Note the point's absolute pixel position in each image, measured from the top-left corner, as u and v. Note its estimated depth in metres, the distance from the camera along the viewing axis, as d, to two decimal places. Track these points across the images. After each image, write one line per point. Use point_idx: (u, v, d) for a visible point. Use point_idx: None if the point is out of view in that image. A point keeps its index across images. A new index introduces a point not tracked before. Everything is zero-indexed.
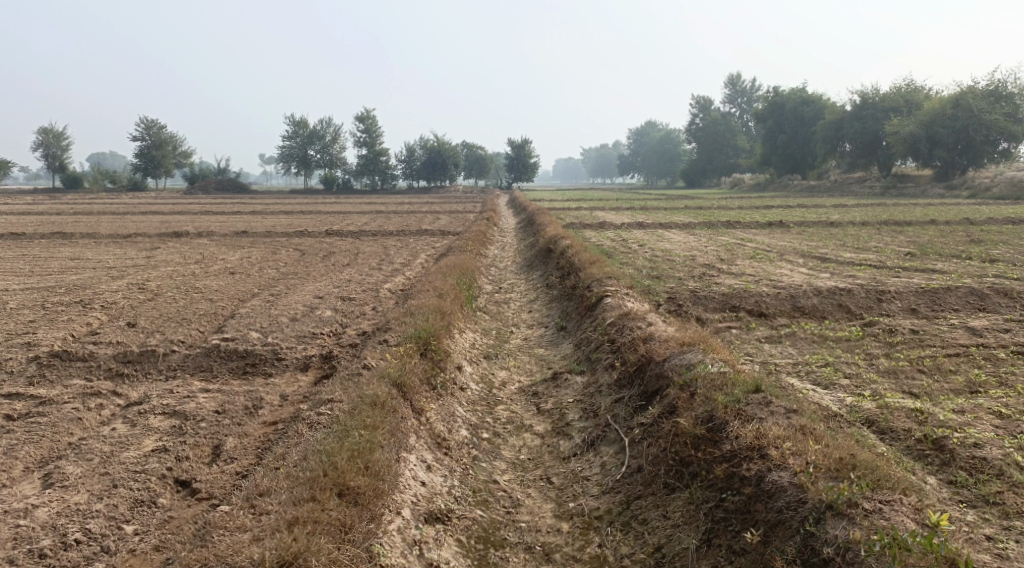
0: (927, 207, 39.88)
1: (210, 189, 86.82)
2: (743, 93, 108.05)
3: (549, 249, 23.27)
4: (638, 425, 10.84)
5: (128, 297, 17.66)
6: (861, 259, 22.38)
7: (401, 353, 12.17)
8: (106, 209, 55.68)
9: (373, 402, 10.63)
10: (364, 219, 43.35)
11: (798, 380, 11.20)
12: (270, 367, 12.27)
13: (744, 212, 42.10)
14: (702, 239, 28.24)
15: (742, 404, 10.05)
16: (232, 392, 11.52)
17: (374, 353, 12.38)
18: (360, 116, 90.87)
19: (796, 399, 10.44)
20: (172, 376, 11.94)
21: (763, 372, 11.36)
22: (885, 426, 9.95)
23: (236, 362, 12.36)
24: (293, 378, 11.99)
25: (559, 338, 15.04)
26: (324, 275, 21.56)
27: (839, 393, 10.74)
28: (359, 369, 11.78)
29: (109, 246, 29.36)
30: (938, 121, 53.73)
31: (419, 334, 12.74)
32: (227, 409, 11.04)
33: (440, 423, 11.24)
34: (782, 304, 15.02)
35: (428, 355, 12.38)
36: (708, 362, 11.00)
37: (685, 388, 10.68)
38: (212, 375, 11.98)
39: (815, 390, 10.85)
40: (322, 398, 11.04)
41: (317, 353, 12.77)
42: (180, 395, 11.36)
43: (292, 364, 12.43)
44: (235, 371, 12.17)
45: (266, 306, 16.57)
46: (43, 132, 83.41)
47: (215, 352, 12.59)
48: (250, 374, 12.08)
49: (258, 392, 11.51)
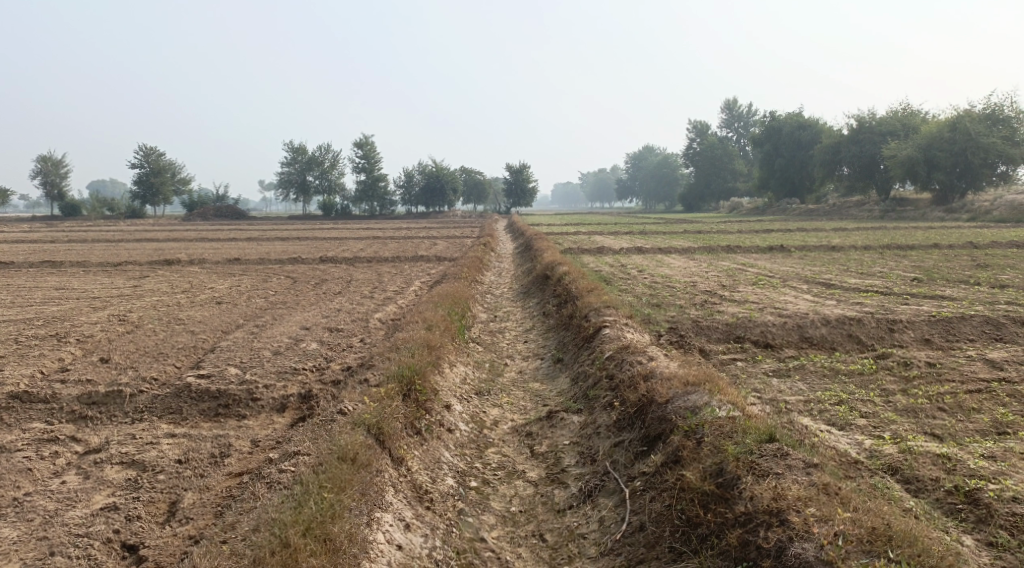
0: (928, 232, 39.28)
1: (208, 215, 86.35)
2: (740, 117, 107.95)
3: (546, 276, 22.60)
4: (639, 475, 10.11)
5: (107, 329, 16.96)
6: (867, 285, 21.70)
7: (385, 394, 11.45)
8: (101, 237, 55.20)
9: (345, 457, 9.85)
10: (360, 245, 42.72)
11: (812, 420, 10.47)
12: (243, 409, 11.53)
13: (743, 236, 41.51)
14: (703, 264, 27.60)
15: (756, 455, 9.29)
16: (200, 437, 10.77)
17: (355, 393, 11.64)
18: (359, 142, 90.64)
19: (813, 446, 9.72)
20: (138, 419, 11.22)
21: (774, 413, 10.64)
22: (910, 475, 9.23)
23: (208, 403, 11.63)
24: (269, 422, 11.27)
25: (555, 372, 14.31)
26: (314, 304, 20.88)
27: (857, 435, 10.02)
28: (336, 413, 11.03)
29: (97, 275, 28.66)
30: (935, 144, 53.26)
31: (403, 372, 12.00)
32: (191, 458, 10.29)
33: (423, 473, 10.52)
34: (789, 334, 14.29)
35: (412, 396, 11.65)
36: (714, 405, 10.29)
37: (690, 435, 9.96)
38: (181, 418, 11.26)
39: (830, 432, 10.13)
40: (289, 450, 10.26)
41: (295, 392, 12.03)
42: (143, 441, 10.64)
43: (268, 405, 11.69)
44: (206, 413, 11.43)
45: (249, 338, 15.86)
46: (42, 160, 83.16)
47: (186, 392, 11.85)
48: (223, 417, 11.35)
49: (228, 438, 10.76)
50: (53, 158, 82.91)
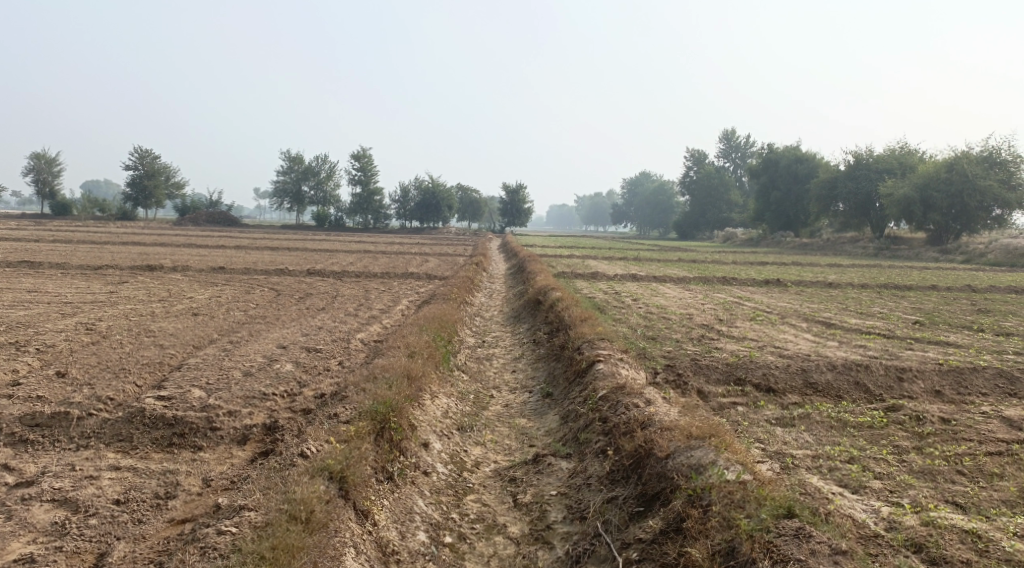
0: (924, 273, 38.72)
1: (200, 221, 85.26)
2: (737, 148, 107.85)
3: (538, 301, 21.79)
4: (633, 541, 9.30)
5: (71, 339, 16.02)
6: (869, 326, 20.97)
7: (356, 434, 10.60)
8: (88, 237, 54.15)
9: (299, 516, 8.95)
10: (349, 258, 41.80)
11: (823, 481, 9.68)
12: (200, 439, 10.66)
13: (739, 268, 40.89)
14: (698, 295, 26.85)
15: (773, 537, 8.54)
16: (145, 473, 9.88)
17: (323, 429, 10.76)
18: (356, 154, 89.96)
19: (827, 517, 8.91)
20: (83, 446, 10.34)
21: (782, 473, 9.83)
22: (938, 555, 8.42)
23: (162, 431, 10.75)
24: (226, 456, 10.40)
25: (544, 407, 13.46)
26: (294, 320, 19.99)
27: (873, 502, 9.23)
28: (296, 454, 10.15)
29: (73, 279, 27.65)
30: (931, 184, 52.84)
31: (378, 409, 11.13)
32: (131, 499, 9.41)
33: (391, 528, 9.67)
34: (793, 378, 13.47)
35: (386, 436, 10.78)
36: (720, 465, 9.51)
37: (695, 501, 9.19)
38: (130, 447, 10.39)
39: (844, 497, 9.33)
40: (239, 500, 9.37)
41: (259, 423, 11.17)
42: (82, 475, 9.74)
43: (228, 436, 10.82)
44: (158, 442, 10.56)
45: (220, 355, 14.95)
46: (36, 157, 82.16)
47: (140, 417, 10.96)
48: (176, 448, 10.48)
49: (176, 477, 9.87)
50: (47, 156, 81.86)
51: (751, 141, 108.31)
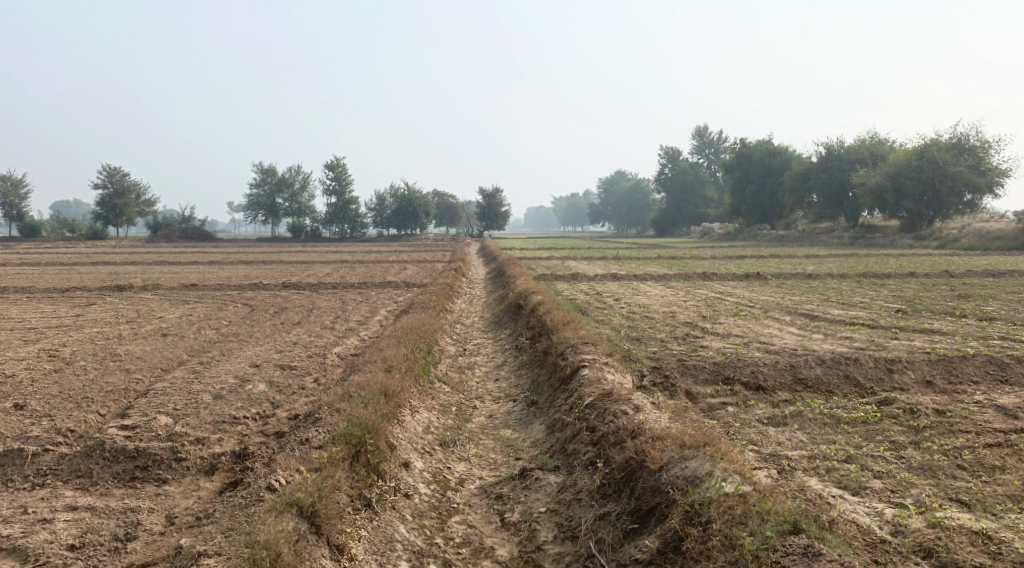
0: (902, 260, 38.67)
1: (174, 237, 84.04)
2: (710, 144, 108.16)
3: (519, 305, 21.33)
4: (630, 562, 8.92)
5: (33, 367, 15.39)
6: (852, 317, 20.70)
7: (331, 460, 10.16)
8: (58, 259, 53.01)
9: (274, 557, 8.49)
10: (325, 269, 41.18)
11: (823, 484, 9.39)
12: (165, 471, 10.25)
13: (718, 263, 40.70)
14: (679, 292, 26.53)
15: (779, 554, 8.21)
16: (103, 513, 9.41)
17: (295, 457, 10.30)
18: (329, 164, 89.21)
19: (832, 525, 8.63)
20: (39, 485, 9.90)
21: (781, 478, 9.51)
22: (950, 559, 8.15)
23: (123, 465, 10.31)
24: (192, 489, 9.99)
25: (529, 416, 13.05)
26: (268, 337, 19.41)
27: (876, 503, 8.97)
28: (264, 487, 9.69)
29: (40, 303, 26.88)
30: (903, 172, 52.99)
31: (352, 431, 10.69)
32: (87, 543, 8.92)
33: (371, 561, 9.24)
34: (782, 375, 13.15)
35: (363, 461, 10.35)
36: (716, 476, 9.18)
37: (694, 518, 8.82)
38: (90, 484, 9.97)
39: (846, 500, 9.05)
40: (202, 541, 8.89)
41: (227, 451, 10.76)
42: (35, 518, 9.25)
43: (195, 466, 10.41)
44: (119, 477, 10.12)
45: (190, 378, 14.39)
46: (2, 178, 80.60)
47: (99, 450, 10.53)
48: (139, 482, 10.06)
49: (137, 515, 9.41)
50: (13, 178, 80.40)
51: (723, 136, 108.58)
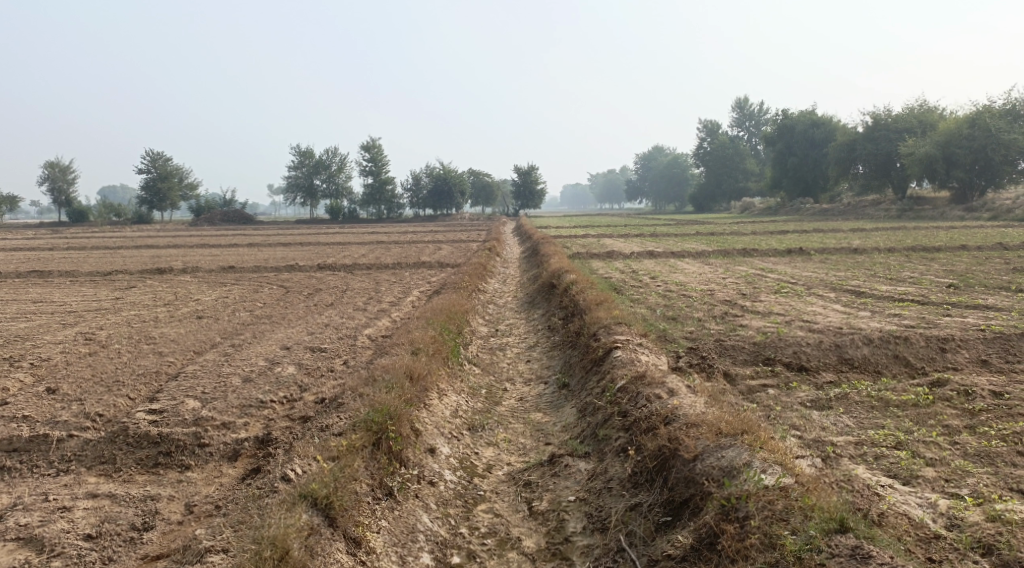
0: (952, 233, 37.37)
1: (216, 220, 84.95)
2: (751, 116, 106.02)
3: (553, 285, 20.92)
4: (661, 558, 8.58)
5: (68, 351, 15.41)
6: (901, 293, 19.91)
7: (351, 448, 9.97)
8: (102, 243, 53.74)
9: (289, 555, 8.31)
10: (362, 251, 41.09)
11: (871, 472, 8.96)
12: (188, 458, 10.23)
13: (760, 238, 39.70)
14: (719, 269, 25.86)
15: (819, 554, 7.82)
16: (121, 501, 9.40)
17: (314, 445, 10.17)
18: (366, 145, 89.32)
19: (881, 519, 8.22)
20: (62, 471, 9.96)
21: (825, 466, 9.07)
22: (1011, 557, 7.71)
23: (147, 450, 10.34)
24: (214, 477, 9.95)
25: (561, 399, 12.70)
26: (300, 318, 19.28)
27: (928, 494, 8.54)
28: (279, 477, 9.57)
29: (81, 286, 27.14)
30: (954, 141, 51.17)
31: (373, 418, 10.46)
32: (104, 532, 8.92)
33: (392, 555, 9.04)
34: (826, 355, 12.59)
35: (386, 450, 10.14)
36: (754, 468, 8.76)
37: (731, 514, 8.45)
38: (113, 470, 10.00)
39: (896, 491, 8.63)
40: (215, 533, 8.79)
41: (251, 436, 10.70)
42: (55, 506, 9.28)
43: (217, 452, 10.37)
44: (143, 463, 10.15)
45: (220, 360, 14.30)
46: (50, 165, 82.13)
47: (123, 436, 10.55)
48: (161, 469, 10.05)
49: (155, 504, 9.38)
50: (61, 164, 81.77)
51: (764, 108, 106.25)
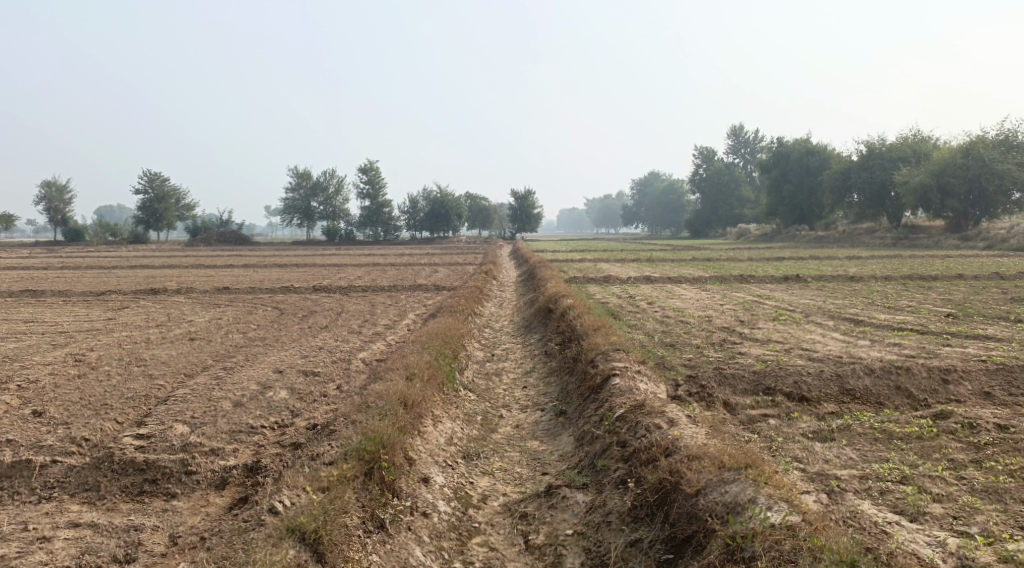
0: (948, 262, 37.39)
1: (212, 241, 84.77)
2: (747, 144, 106.57)
3: (549, 309, 20.75)
4: None
5: (56, 372, 15.14)
6: (899, 321, 19.76)
7: (342, 478, 9.74)
8: (97, 262, 53.50)
9: None
10: (357, 272, 40.91)
11: (878, 508, 8.74)
12: (174, 486, 10.00)
13: (756, 264, 39.62)
14: (716, 296, 25.73)
15: None
16: (104, 531, 9.15)
17: (304, 474, 9.93)
18: (364, 167, 89.46)
19: (889, 559, 8.00)
20: (44, 498, 9.71)
21: (830, 502, 8.86)
22: None
23: (132, 478, 10.10)
24: (201, 506, 9.71)
25: (557, 427, 12.49)
26: (294, 341, 19.04)
27: (937, 532, 8.34)
28: (267, 508, 9.34)
29: (73, 306, 26.88)
30: (949, 170, 51.37)
31: (366, 446, 10.24)
32: (85, 564, 8.67)
33: None
34: (827, 385, 12.39)
35: (378, 481, 9.92)
36: (759, 505, 8.56)
37: (737, 555, 8.26)
38: (97, 498, 9.75)
39: (904, 528, 8.42)
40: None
41: (240, 464, 10.47)
42: (34, 536, 9.03)
43: (205, 480, 10.14)
44: (128, 490, 9.91)
45: (212, 383, 14.08)
46: (47, 184, 81.99)
47: (109, 462, 10.31)
48: (147, 497, 9.81)
49: (138, 535, 9.13)
50: (58, 184, 81.63)
51: (760, 136, 106.81)
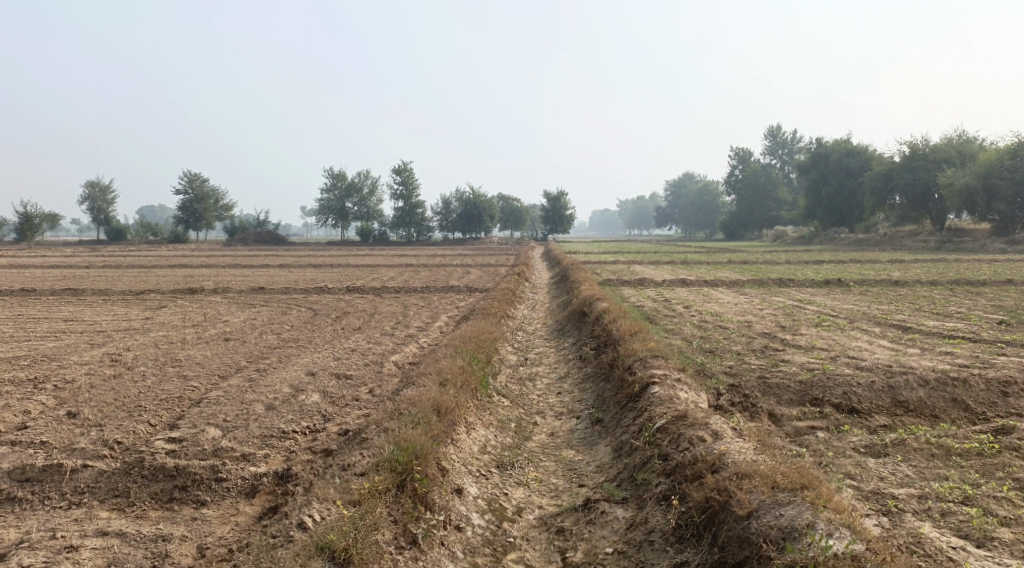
0: (995, 267, 36.27)
1: (249, 240, 85.54)
2: (785, 144, 104.98)
3: (584, 313, 20.37)
4: None
5: (92, 372, 15.12)
6: (949, 329, 19.08)
7: (374, 491, 9.54)
8: (135, 261, 54.11)
9: None
10: (391, 273, 40.82)
11: (944, 534, 8.53)
12: (204, 494, 9.86)
13: (794, 267, 38.81)
14: (755, 299, 25.16)
15: None
16: (131, 541, 9.04)
17: (334, 486, 9.75)
18: (398, 168, 89.62)
19: None
20: (74, 505, 9.65)
21: (892, 526, 8.65)
22: None
23: (162, 484, 9.99)
24: (230, 516, 9.56)
25: (594, 436, 12.15)
26: (327, 343, 18.90)
27: (1008, 561, 8.14)
28: (296, 523, 9.15)
29: (111, 305, 27.06)
30: (995, 172, 49.96)
31: (398, 457, 10.03)
32: None
33: None
34: (879, 396, 11.92)
35: (411, 494, 9.70)
36: (818, 531, 8.33)
37: None
38: (126, 505, 9.66)
39: (971, 556, 8.22)
40: None
41: (270, 471, 10.30)
42: (62, 545, 8.95)
43: (235, 488, 9.99)
44: (157, 497, 9.80)
45: (244, 385, 13.93)
46: (90, 184, 83.33)
47: (139, 467, 10.21)
48: (176, 505, 9.70)
49: (166, 546, 9.00)
50: (100, 184, 82.88)
51: (798, 136, 105.14)
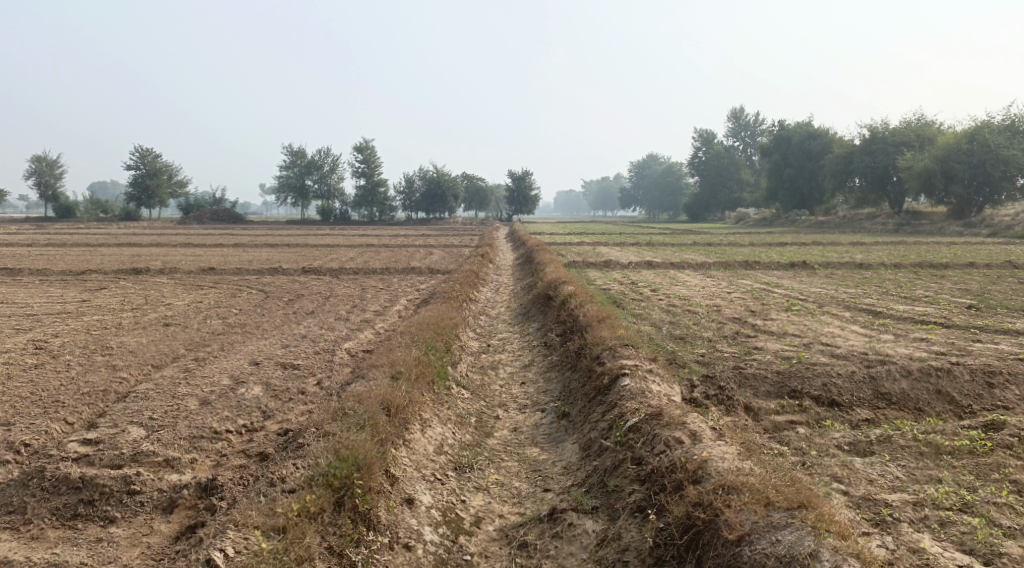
0: (956, 249, 36.12)
1: (205, 219, 83.16)
2: (747, 127, 105.05)
3: (549, 297, 19.46)
4: None
5: (13, 362, 13.87)
6: (921, 313, 18.52)
7: (308, 512, 8.66)
8: (83, 240, 51.98)
9: None
10: (349, 253, 39.50)
11: (950, 550, 8.02)
12: (113, 508, 8.99)
13: (758, 250, 38.24)
14: (722, 282, 24.53)
15: None
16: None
17: (258, 508, 8.78)
18: (359, 146, 87.77)
19: None
20: None
21: (891, 545, 8.07)
22: None
23: (65, 498, 9.09)
24: (140, 535, 8.70)
25: (560, 431, 11.38)
26: (276, 328, 17.77)
27: None
28: (203, 560, 8.15)
29: (48, 286, 25.51)
30: (953, 155, 49.94)
31: (337, 471, 9.10)
32: None
33: None
34: (860, 387, 11.26)
35: (356, 514, 8.84)
36: (824, 564, 7.63)
37: None
38: (21, 523, 8.77)
39: None
40: None
41: (193, 481, 9.43)
42: None
43: (150, 501, 9.13)
44: (59, 513, 8.91)
45: (180, 376, 12.84)
46: (37, 159, 80.11)
47: (41, 478, 9.32)
48: (80, 522, 8.82)
49: None
50: (48, 159, 79.78)
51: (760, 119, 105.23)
